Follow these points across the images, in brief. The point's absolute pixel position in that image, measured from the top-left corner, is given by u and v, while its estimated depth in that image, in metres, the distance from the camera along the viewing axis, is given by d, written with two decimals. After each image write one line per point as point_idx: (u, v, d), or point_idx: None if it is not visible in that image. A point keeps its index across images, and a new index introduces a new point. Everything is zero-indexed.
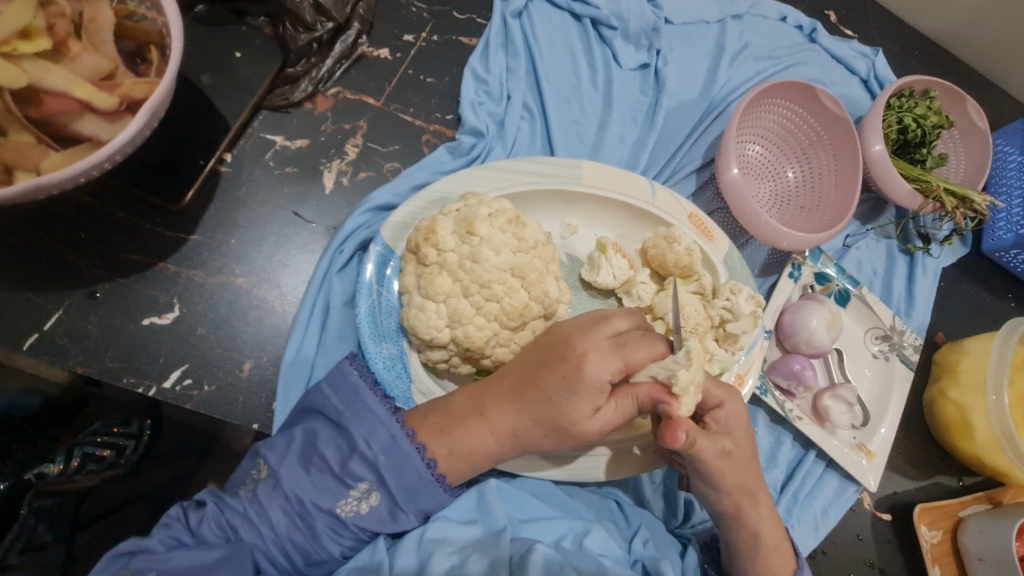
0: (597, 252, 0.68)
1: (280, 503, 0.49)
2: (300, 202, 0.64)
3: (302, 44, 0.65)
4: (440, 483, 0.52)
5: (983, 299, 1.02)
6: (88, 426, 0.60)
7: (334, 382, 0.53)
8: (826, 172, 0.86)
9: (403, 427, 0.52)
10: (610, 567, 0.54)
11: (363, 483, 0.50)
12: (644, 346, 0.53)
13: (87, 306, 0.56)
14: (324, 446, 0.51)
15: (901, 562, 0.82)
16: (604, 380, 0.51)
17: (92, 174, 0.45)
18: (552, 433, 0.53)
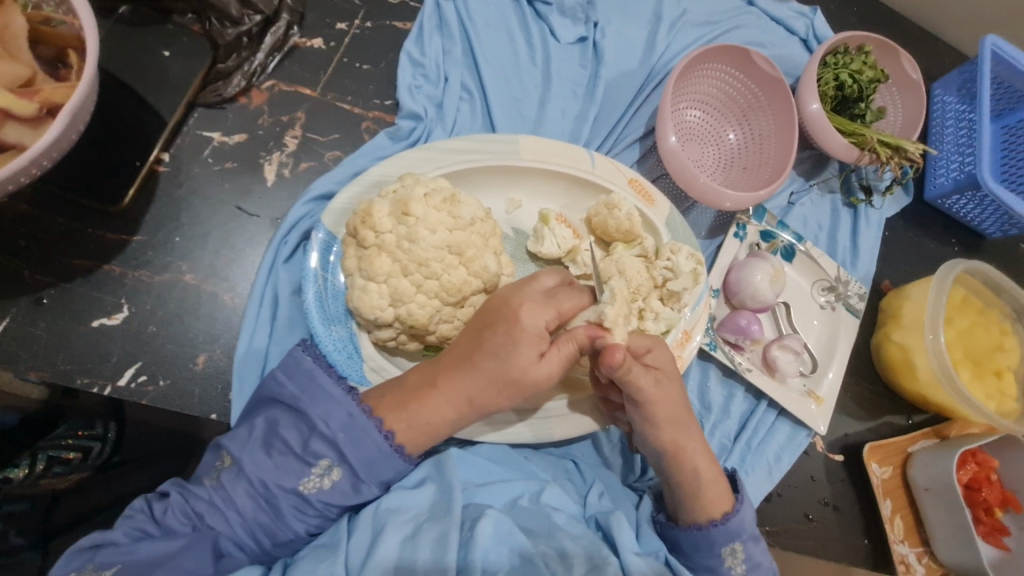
0: (540, 225, 0.70)
1: (243, 487, 0.50)
2: (243, 197, 0.65)
3: (230, 39, 0.66)
4: (398, 453, 0.54)
5: (926, 245, 1.06)
6: (49, 429, 0.51)
7: (286, 366, 0.55)
8: (765, 132, 0.89)
9: (360, 404, 0.54)
10: (563, 523, 0.57)
11: (324, 461, 0.52)
12: (574, 296, 0.58)
13: (34, 313, 0.57)
14: (285, 431, 0.53)
15: (853, 499, 0.87)
16: (540, 326, 0.54)
17: (20, 180, 0.46)
18: (499, 400, 0.55)
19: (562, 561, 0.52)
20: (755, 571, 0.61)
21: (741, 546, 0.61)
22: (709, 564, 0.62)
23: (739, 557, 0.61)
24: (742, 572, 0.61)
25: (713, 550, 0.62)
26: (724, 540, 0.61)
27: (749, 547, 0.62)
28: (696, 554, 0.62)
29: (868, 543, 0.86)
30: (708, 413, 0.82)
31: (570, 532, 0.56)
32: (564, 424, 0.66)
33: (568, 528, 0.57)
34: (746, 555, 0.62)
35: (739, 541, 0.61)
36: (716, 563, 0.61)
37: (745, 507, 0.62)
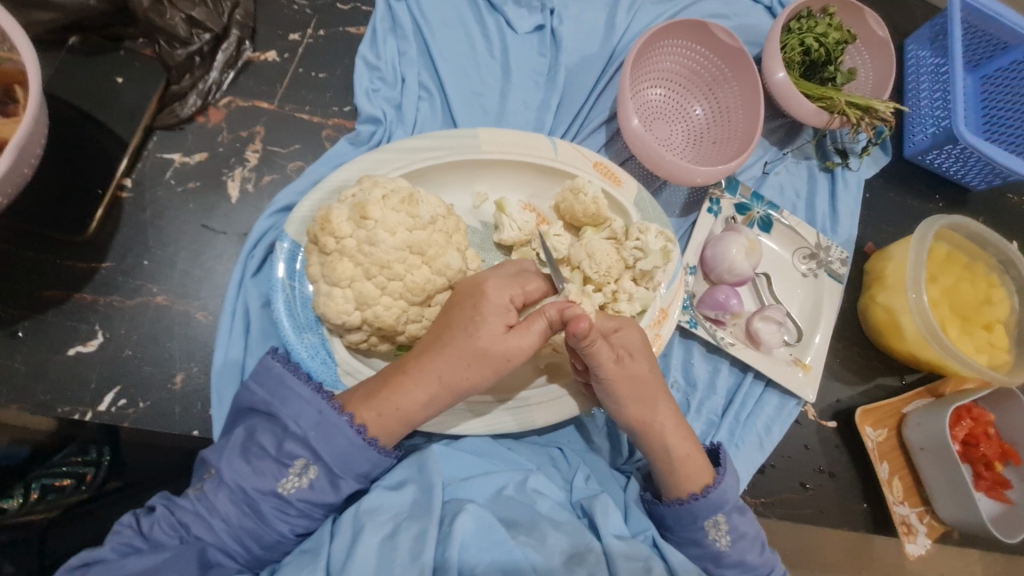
0: (498, 213, 0.71)
1: (225, 493, 0.51)
2: (208, 215, 0.66)
3: (182, 60, 0.66)
4: (372, 446, 0.55)
5: (910, 203, 1.04)
6: (51, 456, 0.57)
7: (259, 375, 0.56)
8: (731, 104, 0.88)
9: (332, 403, 0.54)
10: (547, 512, 0.58)
11: (300, 460, 0.53)
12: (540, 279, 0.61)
13: (11, 345, 0.58)
14: (261, 436, 0.53)
15: (850, 464, 0.86)
16: (506, 300, 0.57)
17: None
18: (471, 384, 0.56)
19: (541, 549, 0.53)
20: (740, 541, 0.61)
21: (724, 518, 0.61)
22: (694, 538, 0.62)
23: (722, 529, 0.61)
24: (728, 544, 0.61)
25: (696, 524, 0.61)
26: (707, 513, 0.61)
27: (733, 519, 0.61)
28: (683, 529, 0.62)
29: (868, 506, 0.86)
30: (694, 389, 0.82)
31: (554, 519, 0.57)
32: (545, 413, 0.66)
33: (553, 516, 0.57)
34: (730, 526, 0.61)
35: (722, 513, 0.61)
36: (700, 536, 0.61)
37: (726, 480, 0.62)
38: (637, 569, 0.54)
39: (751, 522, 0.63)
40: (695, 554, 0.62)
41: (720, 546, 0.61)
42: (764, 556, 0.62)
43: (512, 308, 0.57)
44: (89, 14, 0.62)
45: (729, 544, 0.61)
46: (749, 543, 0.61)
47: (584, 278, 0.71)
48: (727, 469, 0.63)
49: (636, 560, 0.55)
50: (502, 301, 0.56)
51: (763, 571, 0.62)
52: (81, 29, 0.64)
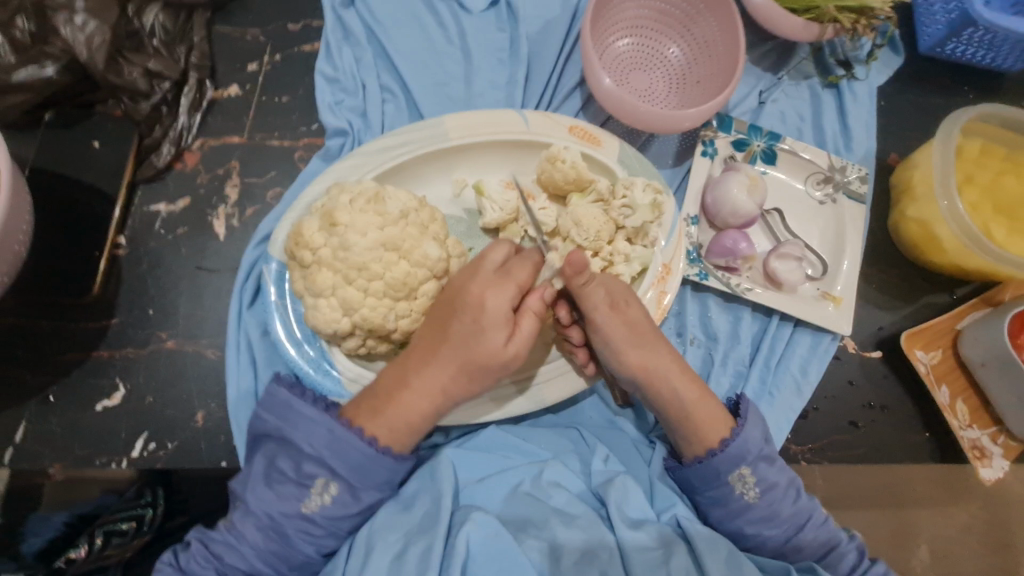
0: (478, 197, 0.70)
1: (251, 522, 0.53)
2: (200, 256, 0.68)
3: (148, 112, 0.68)
4: (387, 455, 0.56)
5: (934, 101, 0.95)
6: (114, 503, 0.63)
7: (269, 404, 0.57)
8: (708, 37, 0.82)
9: (340, 419, 0.55)
10: (560, 505, 0.61)
11: (319, 479, 0.54)
12: (526, 263, 0.57)
13: (44, 410, 0.61)
14: (280, 461, 0.55)
15: (902, 392, 0.81)
16: (505, 307, 0.55)
17: None
18: (474, 387, 0.56)
19: (551, 551, 0.55)
20: (769, 492, 0.62)
21: (749, 470, 0.62)
22: (721, 494, 0.63)
23: (749, 482, 0.62)
24: (756, 496, 0.62)
25: (722, 479, 0.62)
26: (729, 468, 0.62)
27: (759, 469, 0.62)
28: (710, 488, 0.63)
29: (931, 436, 0.80)
30: (716, 342, 0.78)
31: (568, 514, 0.60)
32: (555, 388, 0.66)
33: (567, 510, 0.60)
34: (758, 477, 0.62)
35: (746, 465, 0.62)
36: (727, 491, 0.62)
37: (745, 430, 0.62)
38: (653, 560, 0.56)
39: (781, 471, 0.63)
40: (722, 514, 0.63)
41: (747, 498, 0.62)
42: (799, 505, 0.63)
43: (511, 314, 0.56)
44: (55, 88, 0.65)
45: (757, 496, 0.62)
46: (779, 493, 0.63)
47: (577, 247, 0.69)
48: (748, 418, 0.63)
49: (653, 550, 0.58)
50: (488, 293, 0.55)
51: (796, 520, 0.63)
52: (54, 104, 0.67)
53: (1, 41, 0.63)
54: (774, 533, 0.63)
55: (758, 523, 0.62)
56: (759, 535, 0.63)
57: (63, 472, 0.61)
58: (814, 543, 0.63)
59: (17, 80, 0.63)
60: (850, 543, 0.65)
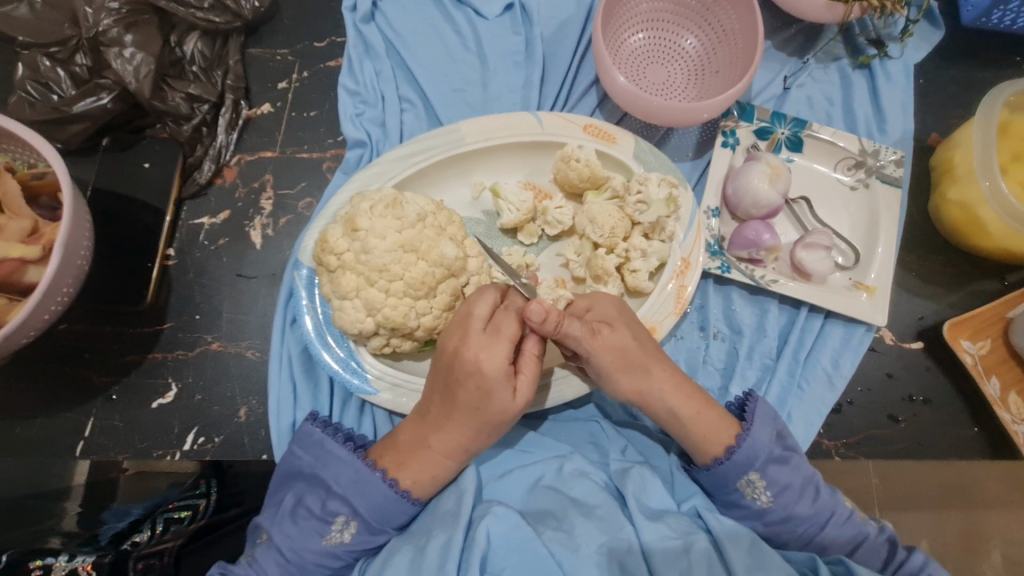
0: (494, 199, 0.73)
1: (274, 555, 0.59)
2: (240, 263, 0.74)
3: (190, 133, 0.74)
4: (405, 498, 0.60)
5: (979, 76, 0.89)
6: (170, 497, 0.71)
7: (299, 438, 0.63)
8: (726, 26, 0.81)
9: (363, 458, 0.61)
10: (580, 495, 0.62)
11: (340, 516, 0.60)
12: (511, 316, 0.58)
13: (108, 407, 0.68)
14: (308, 499, 0.61)
15: (946, 384, 0.77)
16: (504, 365, 0.57)
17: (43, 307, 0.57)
18: (489, 441, 0.61)
19: (569, 540, 0.57)
20: (782, 494, 0.63)
21: (758, 475, 0.63)
22: (732, 500, 0.65)
23: (759, 486, 0.64)
24: (769, 500, 0.63)
25: (730, 487, 0.65)
26: (736, 476, 0.64)
27: (768, 473, 0.63)
28: (722, 492, 0.66)
29: (980, 430, 0.76)
30: (741, 335, 0.77)
31: (587, 505, 0.61)
32: (573, 384, 0.68)
33: (587, 501, 0.62)
34: (768, 482, 0.63)
35: (754, 471, 0.63)
36: (738, 498, 0.65)
37: (752, 431, 0.64)
38: (675, 548, 0.57)
39: (794, 471, 0.64)
40: (742, 515, 0.65)
41: (760, 503, 0.64)
42: (819, 504, 0.64)
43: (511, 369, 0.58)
44: (110, 116, 0.72)
45: (769, 500, 0.63)
46: (795, 494, 0.63)
47: (592, 244, 0.70)
48: (753, 420, 0.65)
49: (675, 539, 0.59)
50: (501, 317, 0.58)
51: (817, 520, 0.64)
52: (110, 130, 0.74)
53: (63, 77, 0.71)
54: (795, 534, 0.64)
55: (776, 525, 0.64)
56: (779, 535, 0.64)
57: (135, 467, 0.72)
58: (840, 541, 0.64)
59: (77, 111, 0.70)
60: (881, 535, 0.65)
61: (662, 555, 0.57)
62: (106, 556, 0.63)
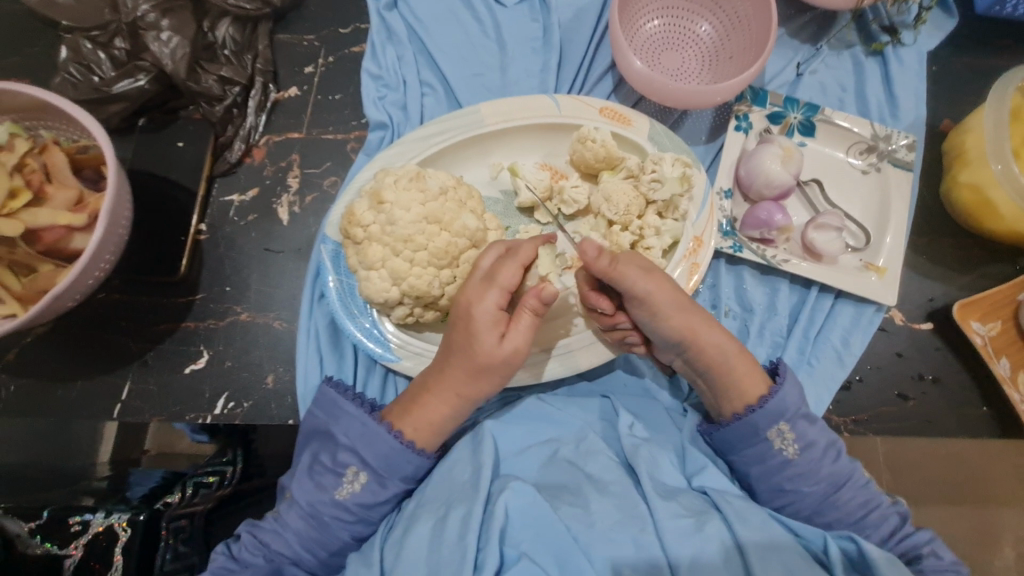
0: (512, 178, 0.75)
1: (295, 510, 0.62)
2: (268, 239, 0.77)
3: (222, 113, 0.77)
4: (411, 450, 0.63)
5: (993, 63, 0.90)
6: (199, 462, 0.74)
7: (318, 401, 0.66)
8: (740, 12, 0.83)
9: (372, 415, 0.64)
10: (595, 472, 0.64)
11: (351, 468, 0.63)
12: (510, 263, 0.60)
13: (143, 372, 0.71)
14: (323, 456, 0.64)
15: (956, 365, 0.78)
16: (492, 310, 0.60)
17: (88, 273, 0.61)
18: (491, 382, 0.63)
19: (585, 516, 0.59)
20: (809, 449, 0.66)
21: (788, 426, 0.66)
22: (761, 451, 0.67)
23: (789, 437, 0.66)
24: (796, 452, 0.66)
25: (760, 436, 0.67)
26: (768, 424, 0.66)
27: (798, 425, 0.66)
28: (746, 446, 0.68)
29: (990, 410, 0.77)
30: (752, 314, 0.79)
31: (601, 480, 0.63)
32: (588, 355, 0.71)
33: (600, 477, 0.64)
34: (797, 435, 0.66)
35: (785, 420, 0.66)
36: (766, 448, 0.67)
37: (783, 388, 0.67)
38: (687, 526, 0.59)
39: (820, 431, 0.67)
40: (761, 469, 0.68)
41: (788, 454, 0.66)
42: (838, 464, 0.67)
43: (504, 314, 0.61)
44: (147, 96, 0.75)
45: (797, 452, 0.66)
46: (819, 452, 0.66)
47: (607, 222, 0.72)
48: (786, 379, 0.68)
49: (688, 517, 0.60)
50: (505, 270, 0.60)
51: (833, 480, 0.66)
52: (146, 111, 0.77)
53: (103, 59, 0.75)
54: (812, 491, 0.66)
55: (795, 479, 0.66)
56: (799, 491, 0.66)
57: (157, 446, 0.73)
58: (852, 504, 0.66)
59: (116, 91, 0.74)
60: (892, 507, 0.66)
61: (674, 535, 0.58)
62: (140, 517, 0.69)
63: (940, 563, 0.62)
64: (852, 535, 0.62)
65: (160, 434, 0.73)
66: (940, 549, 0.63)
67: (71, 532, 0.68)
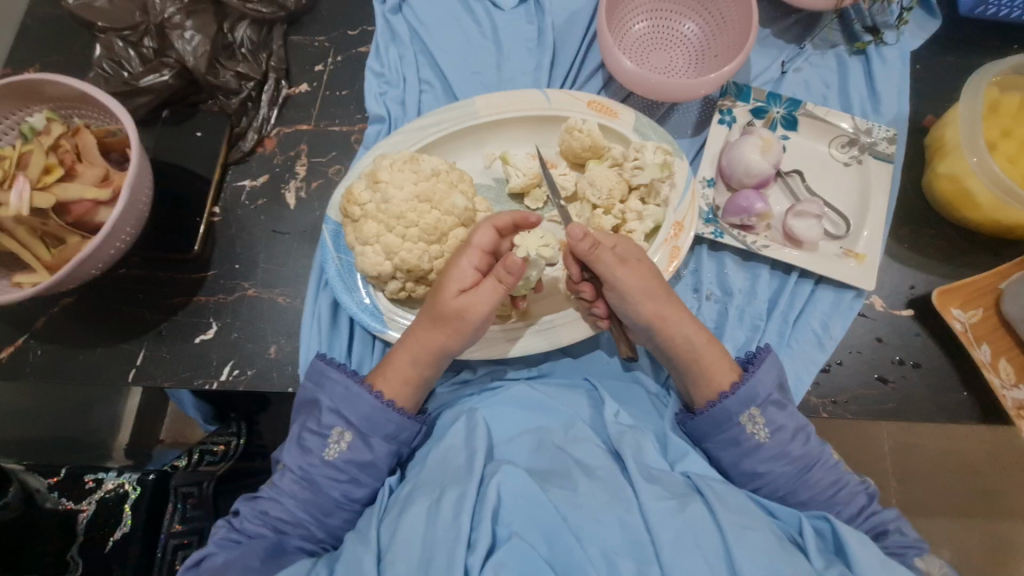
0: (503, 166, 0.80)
1: (288, 476, 0.66)
2: (276, 221, 0.83)
3: (237, 106, 0.84)
4: (390, 408, 0.68)
5: (977, 62, 0.92)
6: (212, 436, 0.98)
7: (310, 373, 0.70)
8: (723, 12, 0.87)
9: (355, 379, 0.69)
10: (582, 457, 0.65)
11: (336, 428, 0.67)
12: (490, 235, 0.68)
13: (157, 340, 0.77)
14: (308, 424, 0.68)
15: (937, 351, 0.79)
16: (464, 266, 0.67)
17: (109, 242, 0.67)
18: (461, 340, 0.68)
19: (574, 497, 0.60)
20: (779, 432, 0.68)
21: (759, 411, 0.69)
22: (733, 435, 0.69)
23: (759, 422, 0.69)
24: (766, 436, 0.68)
25: (733, 421, 0.69)
26: (740, 409, 0.69)
27: (767, 411, 0.69)
28: (719, 432, 0.70)
29: (970, 395, 0.77)
30: (732, 297, 0.82)
31: (589, 466, 0.64)
32: (571, 329, 0.75)
33: (588, 463, 0.64)
34: (767, 419, 0.69)
35: (755, 406, 0.69)
36: (739, 432, 0.69)
37: (755, 375, 0.70)
38: (668, 508, 0.59)
39: (789, 416, 0.69)
40: (738, 453, 0.69)
41: (758, 438, 0.68)
42: (809, 447, 0.69)
43: (479, 277, 0.68)
44: (171, 90, 0.82)
45: (767, 436, 0.68)
46: (789, 435, 0.68)
47: (591, 206, 0.77)
48: (760, 366, 0.71)
49: (670, 499, 0.61)
50: (480, 233, 0.68)
51: (806, 460, 0.69)
52: (170, 104, 0.84)
53: (133, 56, 0.83)
54: (785, 471, 0.68)
55: (771, 462, 0.68)
56: (772, 472, 0.68)
57: (169, 437, 1.16)
58: (823, 484, 0.68)
59: (143, 85, 0.81)
60: (859, 486, 0.70)
61: (659, 518, 0.58)
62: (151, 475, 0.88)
63: (904, 539, 0.66)
64: (826, 515, 0.63)
65: (173, 429, 1.17)
66: (904, 527, 0.68)
67: (83, 490, 0.86)
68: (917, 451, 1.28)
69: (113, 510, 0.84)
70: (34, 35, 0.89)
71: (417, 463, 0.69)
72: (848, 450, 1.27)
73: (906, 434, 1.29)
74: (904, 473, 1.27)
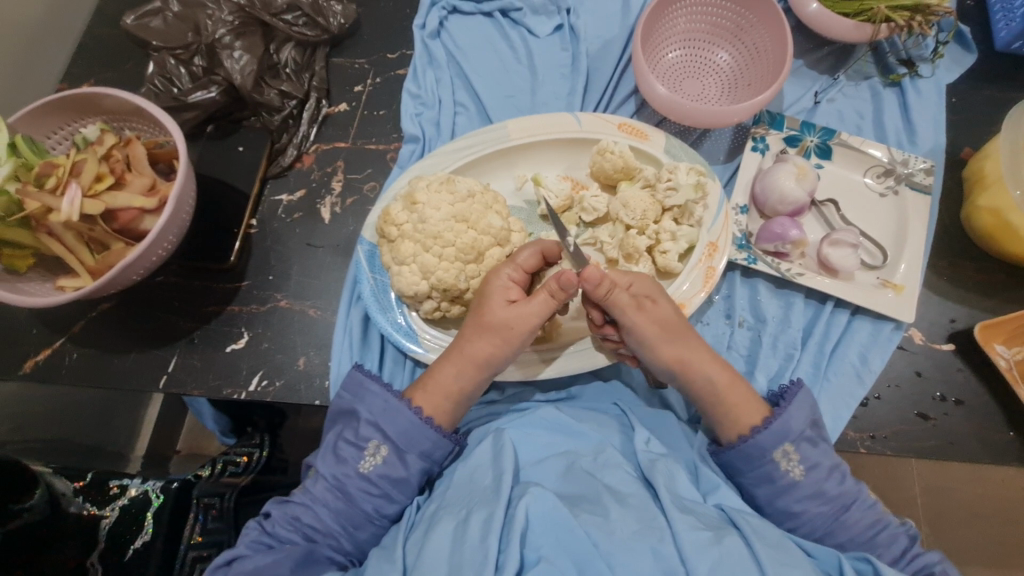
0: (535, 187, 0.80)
1: (321, 484, 0.65)
2: (311, 235, 0.84)
3: (279, 123, 0.87)
4: (429, 425, 0.67)
5: (1015, 95, 0.92)
6: (232, 448, 0.98)
7: (346, 384, 0.70)
8: (757, 41, 0.88)
9: (393, 393, 0.68)
10: (613, 484, 0.63)
11: (373, 442, 0.66)
12: (530, 251, 0.70)
13: (190, 349, 0.78)
14: (346, 439, 0.67)
15: (981, 389, 0.76)
16: (505, 279, 0.69)
17: (151, 249, 0.68)
18: (501, 356, 0.68)
19: (604, 524, 0.57)
20: (814, 469, 0.66)
21: (793, 447, 0.66)
22: (767, 471, 0.67)
23: (794, 459, 0.66)
24: (801, 473, 0.66)
25: (766, 457, 0.67)
26: (774, 444, 0.66)
27: (802, 448, 0.66)
28: (751, 469, 0.67)
29: (1017, 435, 0.74)
30: (765, 325, 0.81)
31: (620, 492, 0.62)
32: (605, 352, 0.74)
33: (618, 489, 0.62)
34: (801, 456, 0.66)
35: (789, 442, 0.66)
36: (772, 469, 0.66)
37: (788, 410, 0.68)
38: (704, 539, 0.57)
39: (823, 453, 0.67)
40: (772, 492, 0.67)
41: (793, 475, 0.66)
42: (845, 486, 0.66)
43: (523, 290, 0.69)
44: (217, 106, 0.85)
45: (803, 473, 0.66)
46: (823, 473, 0.66)
47: (625, 227, 0.77)
48: (790, 403, 0.68)
49: (705, 530, 0.58)
50: (524, 252, 0.70)
51: (833, 506, 0.66)
52: (215, 120, 0.87)
53: (183, 74, 0.86)
54: (825, 511, 0.65)
55: (812, 505, 0.65)
56: (810, 512, 0.66)
57: (186, 449, 1.16)
58: (862, 525, 0.65)
59: (191, 100, 0.84)
60: (900, 528, 0.67)
61: (694, 548, 0.56)
62: (174, 485, 0.90)
63: None
64: (867, 555, 0.60)
65: (189, 440, 1.17)
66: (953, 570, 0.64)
67: (107, 497, 0.88)
68: (950, 494, 1.23)
69: (136, 515, 0.86)
70: (90, 52, 0.93)
71: (444, 482, 0.67)
72: (879, 492, 1.22)
73: (937, 477, 1.24)
74: (938, 518, 1.21)
